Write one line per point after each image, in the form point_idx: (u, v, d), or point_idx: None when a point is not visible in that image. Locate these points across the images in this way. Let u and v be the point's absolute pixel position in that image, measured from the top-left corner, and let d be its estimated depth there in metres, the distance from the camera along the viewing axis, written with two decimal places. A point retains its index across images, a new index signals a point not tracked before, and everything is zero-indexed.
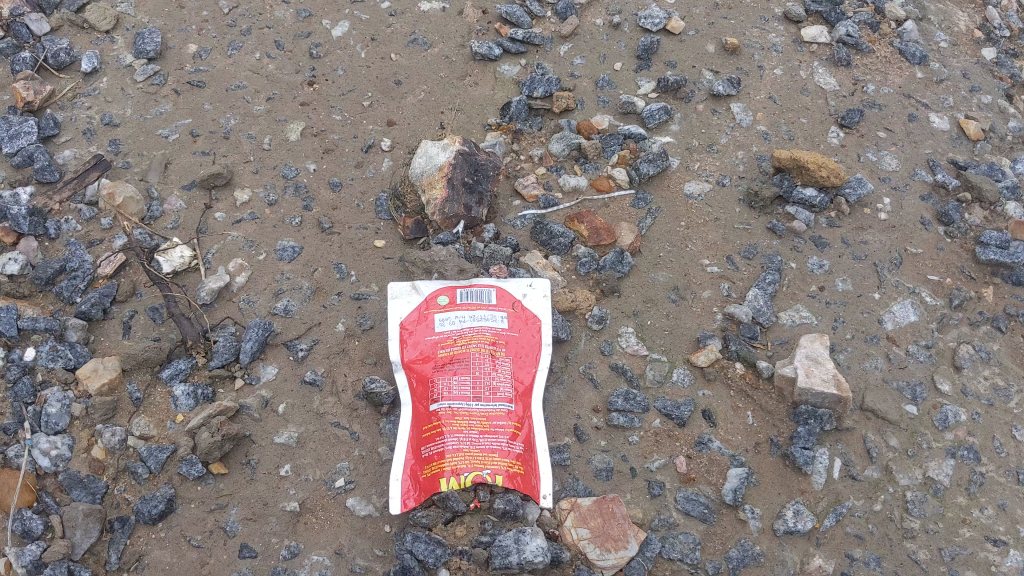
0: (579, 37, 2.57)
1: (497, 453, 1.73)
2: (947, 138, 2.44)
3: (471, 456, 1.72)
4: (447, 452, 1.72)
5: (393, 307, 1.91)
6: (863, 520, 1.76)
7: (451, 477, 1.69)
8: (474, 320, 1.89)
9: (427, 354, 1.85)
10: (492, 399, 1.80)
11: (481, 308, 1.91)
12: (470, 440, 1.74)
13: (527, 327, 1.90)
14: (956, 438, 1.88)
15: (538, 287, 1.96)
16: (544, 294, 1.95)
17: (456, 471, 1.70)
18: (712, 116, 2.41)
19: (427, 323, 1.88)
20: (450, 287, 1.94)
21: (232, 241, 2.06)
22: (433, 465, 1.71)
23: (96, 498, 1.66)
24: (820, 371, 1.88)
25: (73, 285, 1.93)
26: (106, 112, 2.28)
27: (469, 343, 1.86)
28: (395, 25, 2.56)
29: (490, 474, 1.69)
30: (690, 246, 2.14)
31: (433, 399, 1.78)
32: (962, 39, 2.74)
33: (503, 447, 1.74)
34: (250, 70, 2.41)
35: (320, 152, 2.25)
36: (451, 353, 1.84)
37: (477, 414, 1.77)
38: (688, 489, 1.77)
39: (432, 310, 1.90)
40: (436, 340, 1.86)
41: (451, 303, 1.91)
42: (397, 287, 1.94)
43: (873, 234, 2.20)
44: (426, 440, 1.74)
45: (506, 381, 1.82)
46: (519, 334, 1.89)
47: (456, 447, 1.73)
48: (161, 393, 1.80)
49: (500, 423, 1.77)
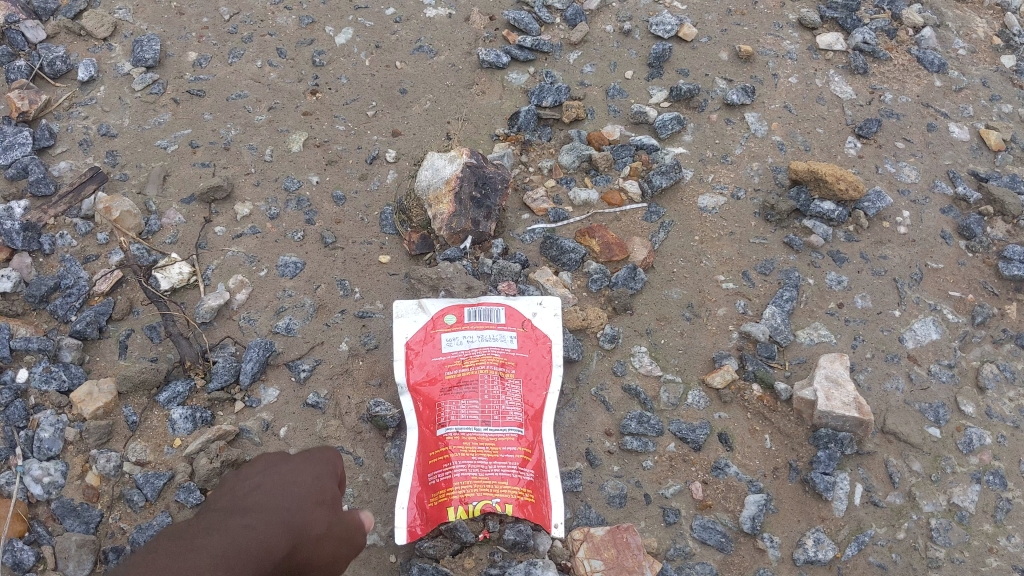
0: (588, 44, 2.51)
1: (506, 481, 1.66)
2: (968, 148, 2.37)
3: (480, 484, 1.64)
4: (456, 479, 1.65)
5: (398, 327, 1.85)
6: (886, 549, 1.70)
7: (459, 506, 1.61)
8: (482, 340, 1.82)
9: (434, 375, 1.78)
10: (502, 422, 1.72)
11: (489, 326, 1.84)
12: (480, 466, 1.67)
13: (537, 348, 1.83)
14: (981, 462, 1.82)
15: (547, 304, 1.89)
16: (554, 312, 1.88)
17: (464, 500, 1.62)
18: (726, 126, 2.34)
19: (433, 343, 1.81)
20: (457, 305, 1.86)
21: (232, 256, 1.99)
22: (440, 492, 1.64)
23: (90, 527, 1.60)
24: (841, 394, 1.81)
25: (68, 303, 1.86)
26: (103, 122, 2.22)
27: (478, 364, 1.78)
28: (400, 31, 2.49)
29: (500, 503, 1.63)
30: (705, 261, 2.08)
31: (440, 424, 1.71)
32: (980, 46, 2.67)
33: (513, 474, 1.67)
34: (251, 79, 2.35)
35: (323, 164, 2.19)
36: (459, 375, 1.77)
37: (485, 439, 1.70)
38: (704, 516, 1.71)
39: (438, 328, 1.83)
40: (443, 362, 1.79)
41: (458, 321, 1.84)
42: (402, 306, 1.88)
43: (892, 249, 2.13)
44: (434, 467, 1.68)
45: (517, 403, 1.75)
46: (529, 355, 1.82)
47: (464, 475, 1.66)
48: (158, 417, 1.74)
49: (511, 448, 1.70)
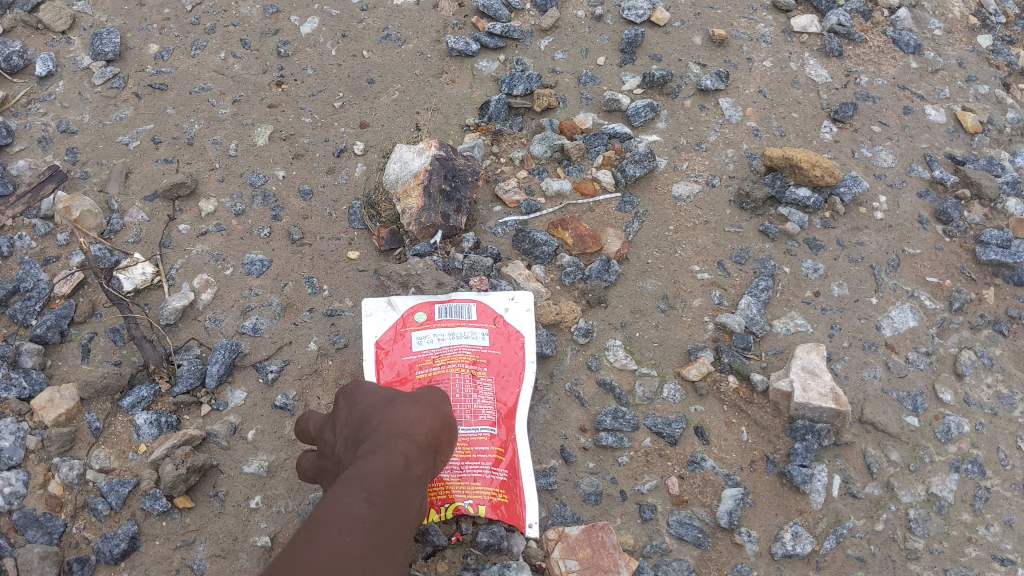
0: (560, 30, 2.46)
1: (479, 481, 1.63)
2: (944, 131, 2.34)
3: (453, 487, 1.61)
4: (427, 482, 1.62)
5: (367, 324, 1.80)
6: (865, 541, 1.68)
7: (432, 509, 1.59)
8: (453, 338, 1.79)
9: (404, 374, 1.74)
10: (475, 422, 1.70)
11: (460, 323, 1.80)
12: (453, 468, 1.64)
13: (510, 344, 1.80)
14: (960, 450, 1.80)
15: (519, 299, 1.85)
16: (527, 307, 1.84)
17: (437, 502, 1.60)
18: (700, 112, 2.31)
19: (403, 341, 1.77)
20: (427, 301, 1.82)
21: (197, 255, 1.95)
22: None
23: (53, 538, 1.55)
24: (818, 384, 1.79)
25: (28, 307, 1.82)
26: (62, 118, 2.16)
27: (449, 362, 1.76)
28: (367, 19, 2.44)
29: (472, 506, 1.59)
30: (680, 251, 2.05)
31: None
32: (956, 26, 2.63)
33: (486, 475, 1.64)
34: (215, 71, 2.29)
35: (289, 158, 2.14)
36: (430, 374, 1.74)
37: (458, 440, 1.68)
38: (681, 512, 1.69)
39: (408, 325, 1.79)
40: (412, 360, 1.76)
41: (429, 319, 1.80)
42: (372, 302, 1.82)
43: (869, 235, 2.11)
44: None
45: (490, 402, 1.72)
46: (501, 352, 1.79)
47: (437, 477, 1.62)
48: (122, 423, 1.70)
49: (483, 449, 1.67)
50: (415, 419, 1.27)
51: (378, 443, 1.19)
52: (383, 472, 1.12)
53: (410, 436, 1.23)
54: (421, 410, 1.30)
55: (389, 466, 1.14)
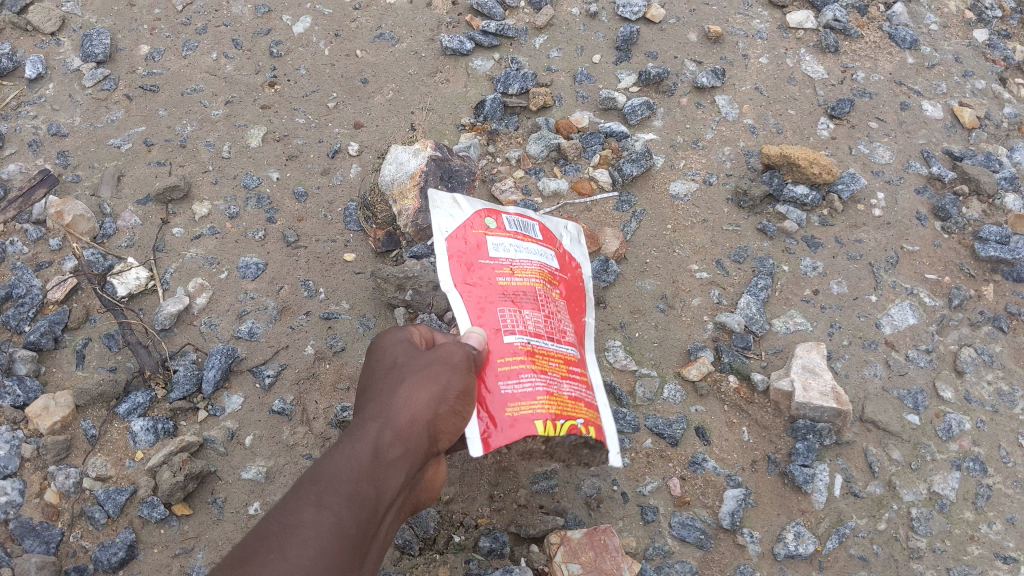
0: (554, 28, 2.45)
1: (581, 402, 1.46)
2: (941, 127, 2.33)
3: (565, 401, 1.43)
4: (539, 391, 1.41)
5: (435, 219, 1.58)
6: (867, 541, 1.67)
7: (549, 422, 1.38)
8: (527, 252, 1.61)
9: (489, 276, 1.53)
10: (565, 339, 1.55)
11: (533, 236, 1.66)
12: (558, 381, 1.45)
13: (574, 270, 1.71)
14: (961, 449, 1.79)
15: (573, 229, 1.79)
16: (580, 237, 1.78)
17: (553, 416, 1.39)
18: (696, 110, 2.30)
19: (481, 244, 1.57)
20: (495, 210, 1.64)
21: (191, 259, 1.93)
22: (517, 408, 1.37)
23: (50, 548, 1.54)
24: (819, 383, 1.78)
25: (21, 314, 1.80)
26: (53, 121, 2.14)
27: (529, 272, 1.58)
28: (360, 18, 2.42)
29: (585, 426, 1.43)
30: (678, 250, 2.04)
31: (509, 330, 1.46)
32: (952, 20, 2.62)
33: (587, 396, 1.50)
34: (207, 72, 2.27)
35: (283, 159, 2.12)
36: (513, 283, 1.54)
37: (555, 354, 1.50)
38: (683, 513, 1.68)
39: (482, 228, 1.59)
40: (497, 262, 1.56)
41: (501, 227, 1.62)
42: (437, 197, 1.61)
43: (868, 232, 2.10)
44: (506, 380, 1.39)
45: (571, 322, 1.60)
46: (569, 274, 1.69)
47: (545, 389, 1.42)
48: (118, 430, 1.68)
49: (576, 369, 1.52)
50: (412, 394, 1.24)
51: (359, 435, 1.20)
52: (345, 480, 1.14)
53: (398, 422, 1.21)
54: (425, 377, 1.26)
55: (353, 470, 1.16)
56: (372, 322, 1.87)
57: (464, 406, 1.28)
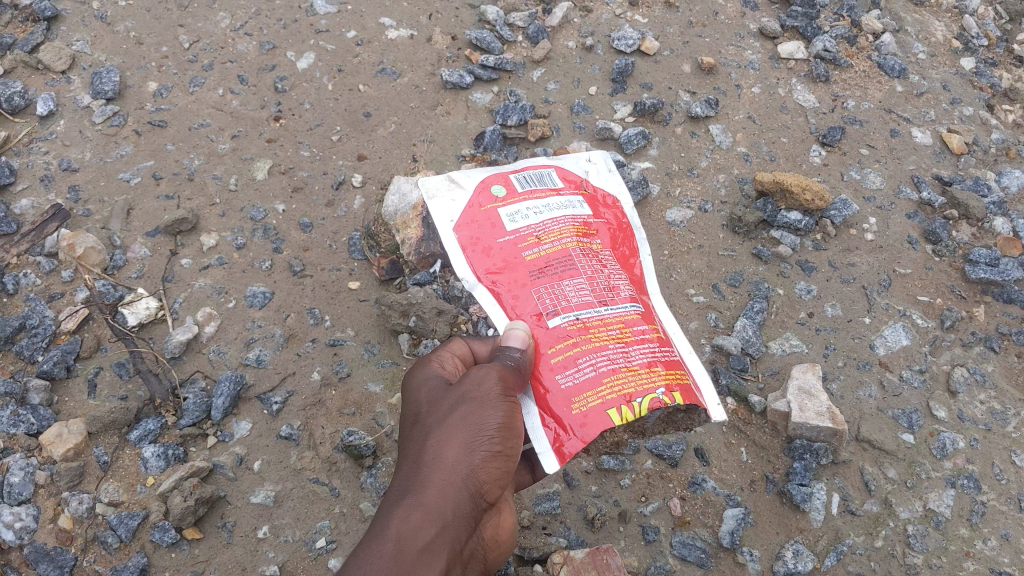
0: (552, 61, 2.51)
1: (652, 365, 1.52)
2: (931, 153, 2.39)
3: (637, 375, 1.49)
4: (602, 372, 1.48)
5: (440, 213, 1.78)
6: (865, 558, 1.69)
7: (624, 406, 1.45)
8: (549, 213, 1.73)
9: (512, 257, 1.67)
10: (618, 298, 1.62)
11: (549, 187, 1.80)
12: (621, 351, 1.52)
13: (608, 204, 1.86)
14: (955, 466, 1.81)
15: (596, 159, 1.99)
16: (608, 169, 1.97)
17: (628, 397, 1.46)
18: (691, 139, 2.35)
19: (495, 222, 1.72)
20: (503, 183, 1.79)
21: (199, 289, 1.98)
22: (585, 401, 1.45)
23: (64, 572, 1.57)
24: (815, 404, 1.82)
25: (34, 344, 1.84)
26: (64, 156, 2.19)
27: (556, 232, 1.69)
28: (363, 54, 2.48)
29: (667, 392, 1.48)
30: (675, 275, 2.09)
31: (553, 314, 1.55)
32: (940, 49, 2.69)
33: (656, 352, 1.56)
34: (214, 107, 2.33)
35: (289, 191, 2.18)
36: (539, 252, 1.65)
37: (612, 320, 1.57)
38: (683, 532, 1.72)
39: (491, 203, 1.75)
40: (515, 236, 1.69)
41: (511, 193, 1.76)
42: (432, 184, 1.82)
43: (860, 256, 2.15)
44: (564, 374, 1.48)
45: (618, 273, 1.68)
46: (603, 218, 1.81)
47: (610, 368, 1.49)
48: (130, 456, 1.72)
49: (638, 327, 1.58)
50: (445, 438, 1.24)
51: (400, 490, 1.19)
52: (394, 529, 1.11)
53: (439, 471, 1.20)
54: (458, 419, 1.26)
55: (406, 520, 1.13)
56: (377, 348, 1.92)
57: (505, 445, 1.27)
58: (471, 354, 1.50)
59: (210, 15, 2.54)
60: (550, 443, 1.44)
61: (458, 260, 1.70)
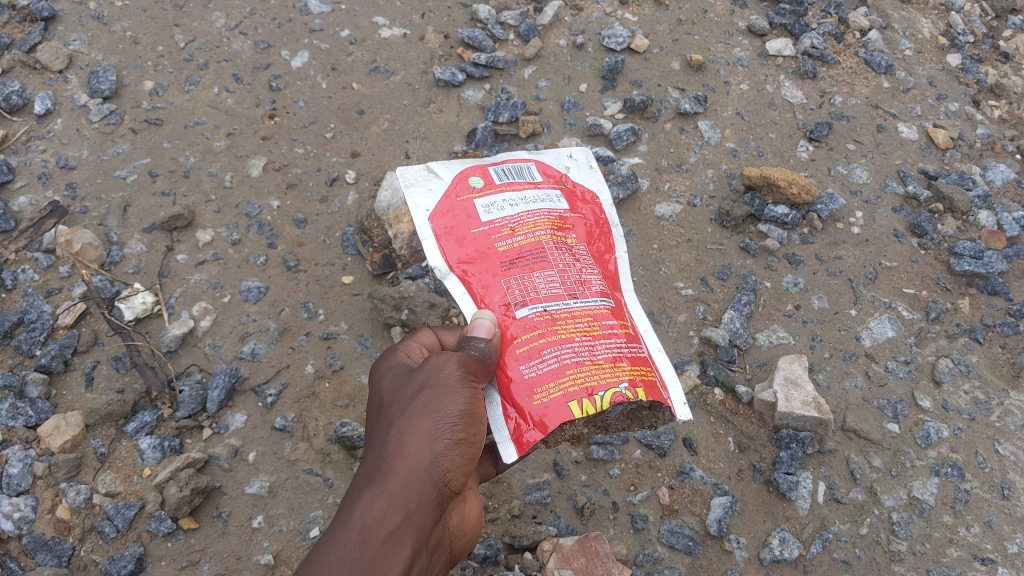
0: (542, 59, 2.53)
1: (618, 361, 1.48)
2: (917, 147, 2.42)
3: (600, 369, 1.45)
4: (566, 364, 1.45)
5: (416, 198, 1.70)
6: (850, 545, 1.71)
7: (585, 399, 1.41)
8: (527, 206, 1.67)
9: (485, 248, 1.62)
10: (588, 292, 1.58)
11: (527, 180, 1.74)
12: (587, 345, 1.48)
13: (586, 201, 1.79)
14: (940, 455, 1.82)
15: (577, 155, 1.91)
16: (590, 166, 1.89)
17: (590, 391, 1.42)
18: (680, 135, 2.39)
19: (470, 213, 1.66)
20: (483, 170, 1.73)
21: (195, 284, 2.01)
22: (550, 391, 1.42)
23: (62, 561, 1.59)
24: (800, 394, 1.85)
25: (32, 338, 1.88)
26: (61, 154, 2.22)
27: (530, 224, 1.65)
28: (356, 52, 2.51)
29: (630, 387, 1.44)
30: (664, 268, 2.14)
31: (521, 305, 1.52)
32: (926, 46, 2.71)
33: (623, 350, 1.52)
34: (209, 105, 2.36)
35: (283, 188, 2.21)
36: (513, 246, 1.60)
37: (580, 314, 1.53)
38: (672, 521, 1.75)
39: (468, 194, 1.69)
40: (493, 227, 1.63)
41: (489, 184, 1.70)
42: (410, 173, 1.75)
43: (847, 249, 2.18)
44: (525, 363, 1.46)
45: (591, 268, 1.65)
46: (579, 213, 1.75)
47: (574, 361, 1.45)
48: (126, 447, 1.74)
49: (609, 324, 1.55)
50: (408, 428, 1.26)
51: (365, 480, 1.22)
52: (356, 520, 1.14)
53: (402, 461, 1.22)
54: (419, 409, 1.29)
55: (368, 509, 1.15)
56: (370, 341, 1.96)
57: (469, 431, 1.29)
58: (439, 344, 1.52)
59: (205, 15, 2.57)
60: (511, 433, 1.43)
61: (432, 249, 1.65)
